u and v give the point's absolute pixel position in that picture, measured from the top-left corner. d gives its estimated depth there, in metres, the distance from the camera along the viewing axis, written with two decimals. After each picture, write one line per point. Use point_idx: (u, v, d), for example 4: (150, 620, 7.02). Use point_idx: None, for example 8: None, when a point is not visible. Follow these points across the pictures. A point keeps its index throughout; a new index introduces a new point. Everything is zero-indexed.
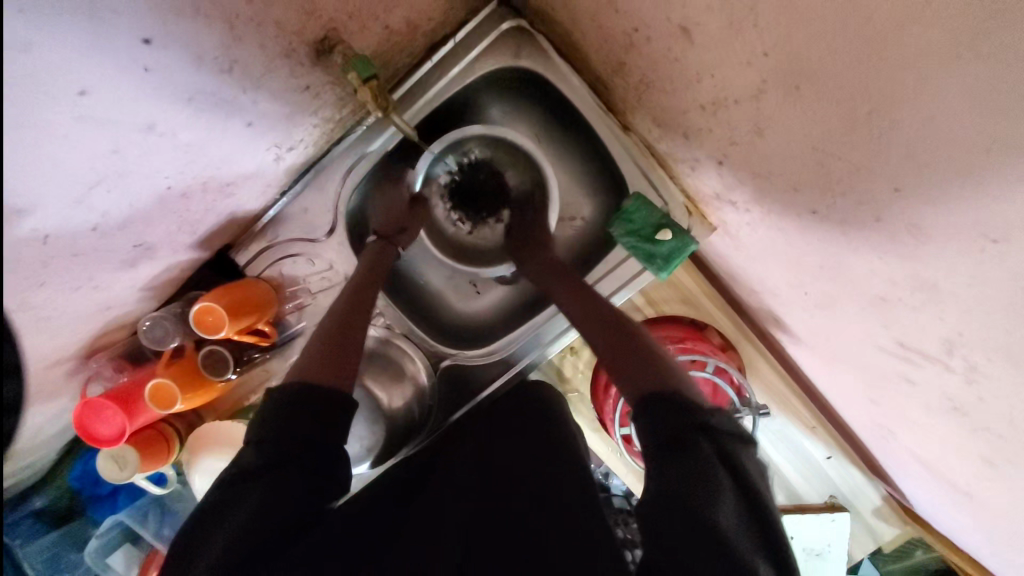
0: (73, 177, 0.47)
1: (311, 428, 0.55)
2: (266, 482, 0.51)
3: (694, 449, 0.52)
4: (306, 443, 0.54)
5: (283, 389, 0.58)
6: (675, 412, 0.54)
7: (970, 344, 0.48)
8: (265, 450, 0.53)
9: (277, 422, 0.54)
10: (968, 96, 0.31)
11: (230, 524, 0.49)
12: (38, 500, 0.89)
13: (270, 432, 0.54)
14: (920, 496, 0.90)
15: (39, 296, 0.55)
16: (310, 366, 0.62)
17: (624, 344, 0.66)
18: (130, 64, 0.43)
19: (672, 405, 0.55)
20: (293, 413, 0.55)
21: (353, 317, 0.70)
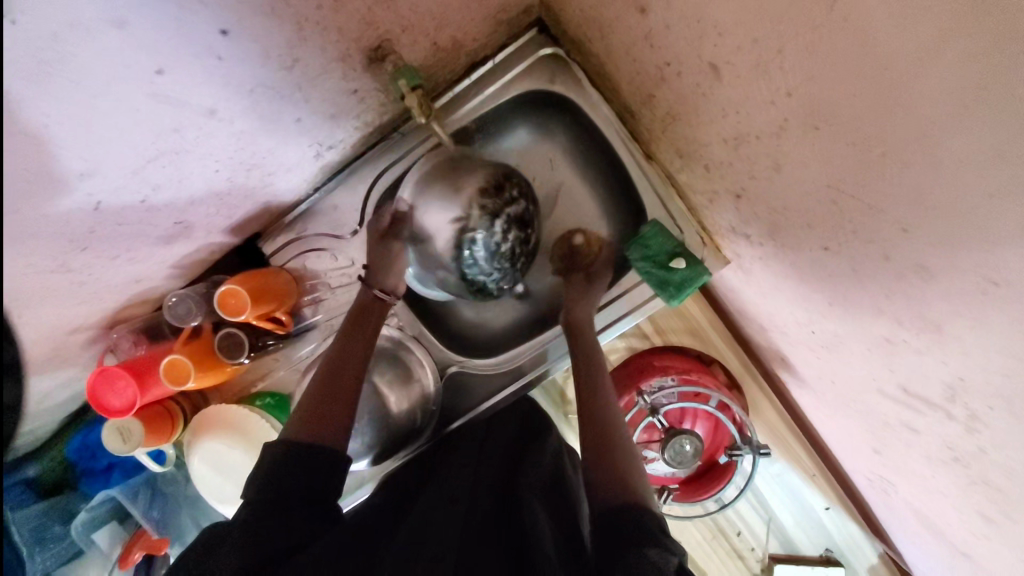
0: (134, 148, 0.51)
1: (327, 479, 0.62)
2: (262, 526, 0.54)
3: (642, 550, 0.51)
4: (314, 489, 0.60)
5: (291, 443, 0.62)
6: (632, 519, 0.55)
7: (972, 390, 0.49)
8: (265, 503, 0.57)
9: (287, 474, 0.59)
10: (974, 140, 0.34)
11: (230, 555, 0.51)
12: (31, 469, 0.86)
13: (288, 474, 0.60)
14: (919, 556, 0.88)
15: (81, 260, 0.58)
16: (301, 424, 0.66)
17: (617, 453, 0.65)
18: (205, 51, 0.48)
19: (634, 516, 0.56)
20: (308, 460, 0.61)
21: (345, 362, 0.73)
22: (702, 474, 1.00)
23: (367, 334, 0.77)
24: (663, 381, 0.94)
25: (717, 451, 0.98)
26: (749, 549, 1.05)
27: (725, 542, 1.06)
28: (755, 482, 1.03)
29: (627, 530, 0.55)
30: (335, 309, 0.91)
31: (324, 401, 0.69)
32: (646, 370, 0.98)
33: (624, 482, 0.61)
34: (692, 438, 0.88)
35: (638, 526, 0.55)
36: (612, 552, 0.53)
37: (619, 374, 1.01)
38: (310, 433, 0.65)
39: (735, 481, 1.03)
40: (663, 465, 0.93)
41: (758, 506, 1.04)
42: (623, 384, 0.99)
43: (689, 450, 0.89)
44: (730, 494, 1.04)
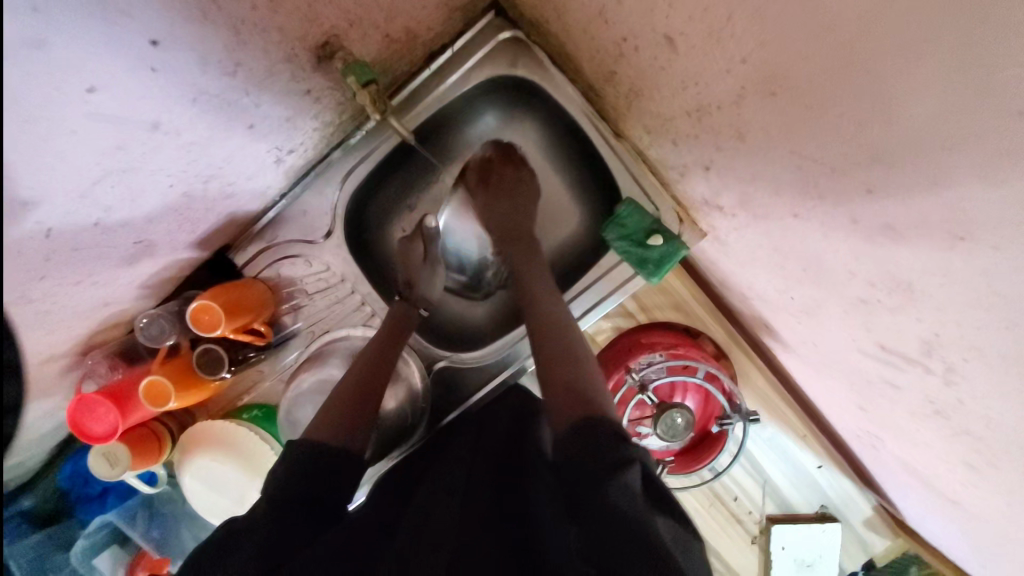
0: (78, 170, 0.49)
1: (323, 476, 0.58)
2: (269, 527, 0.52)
3: (611, 474, 0.50)
4: (312, 489, 0.56)
5: (299, 440, 0.61)
6: (594, 440, 0.53)
7: (946, 345, 0.49)
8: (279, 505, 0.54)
9: (294, 472, 0.57)
10: (928, 100, 0.33)
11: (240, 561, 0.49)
12: (26, 499, 0.85)
13: (283, 483, 0.56)
14: (910, 505, 0.90)
15: (38, 290, 0.56)
16: (326, 423, 0.65)
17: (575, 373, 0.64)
18: (137, 64, 0.45)
19: (592, 435, 0.54)
20: (301, 465, 0.57)
21: (375, 373, 0.74)
22: (697, 443, 1.01)
23: (397, 347, 0.79)
24: (651, 358, 0.94)
25: (709, 421, 0.99)
26: (747, 513, 1.07)
27: (723, 508, 1.08)
28: (748, 447, 1.05)
29: (593, 450, 0.53)
30: (315, 315, 0.90)
31: (353, 402, 0.69)
32: (633, 348, 0.97)
33: (584, 401, 0.59)
34: (682, 410, 0.89)
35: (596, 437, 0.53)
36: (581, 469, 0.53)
37: (607, 355, 1.01)
38: (339, 435, 0.64)
39: (729, 448, 1.04)
40: (657, 439, 0.93)
41: (753, 471, 1.06)
42: (612, 364, 0.99)
43: (680, 422, 0.89)
44: (724, 462, 1.06)
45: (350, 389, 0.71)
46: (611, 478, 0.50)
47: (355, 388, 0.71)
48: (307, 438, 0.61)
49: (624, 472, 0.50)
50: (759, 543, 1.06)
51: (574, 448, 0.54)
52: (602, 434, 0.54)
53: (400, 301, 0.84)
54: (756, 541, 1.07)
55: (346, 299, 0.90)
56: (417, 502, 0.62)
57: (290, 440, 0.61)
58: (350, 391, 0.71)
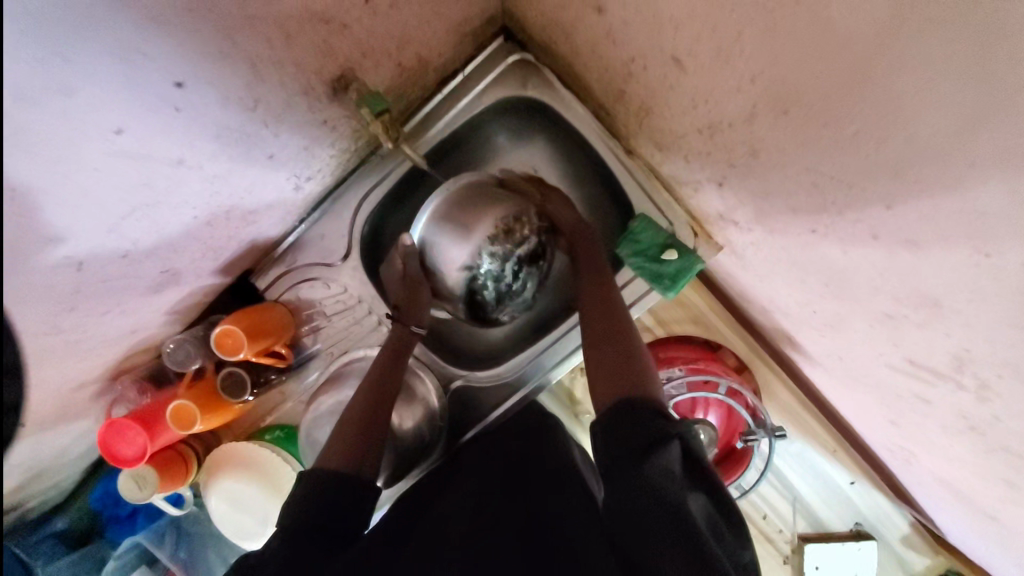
0: (107, 207, 0.51)
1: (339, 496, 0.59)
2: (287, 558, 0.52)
3: (647, 458, 0.50)
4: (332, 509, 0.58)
5: (312, 471, 0.61)
6: (634, 423, 0.53)
7: (977, 360, 0.47)
8: (297, 532, 0.55)
9: (311, 498, 0.58)
10: (945, 118, 0.33)
11: None
12: (60, 520, 0.88)
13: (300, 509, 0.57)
14: (950, 522, 0.85)
15: (70, 320, 0.58)
16: (340, 447, 0.65)
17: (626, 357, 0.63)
18: (161, 103, 0.48)
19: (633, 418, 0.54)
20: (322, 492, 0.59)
21: (383, 385, 0.75)
22: (720, 461, 0.97)
23: (400, 364, 0.78)
24: (670, 373, 0.93)
25: (732, 437, 0.97)
26: (778, 532, 1.03)
27: (752, 526, 1.04)
28: (774, 463, 1.01)
29: (630, 437, 0.53)
30: (334, 336, 0.92)
31: (363, 427, 0.69)
32: (652, 363, 0.96)
33: (623, 382, 0.60)
34: (705, 426, 0.87)
35: (637, 426, 0.53)
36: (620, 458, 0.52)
37: None
38: (351, 463, 0.64)
39: (755, 465, 1.01)
40: None
41: (781, 488, 1.02)
42: None
43: (703, 439, 0.87)
44: (752, 480, 1.03)
45: (360, 413, 0.70)
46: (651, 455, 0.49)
47: (363, 412, 0.71)
48: (323, 466, 0.62)
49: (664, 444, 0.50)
50: (792, 562, 1.02)
51: (615, 442, 0.53)
52: (638, 417, 0.53)
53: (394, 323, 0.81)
54: (788, 561, 1.03)
55: (365, 319, 0.91)
56: (440, 517, 0.63)
57: (303, 470, 0.61)
58: (359, 415, 0.70)
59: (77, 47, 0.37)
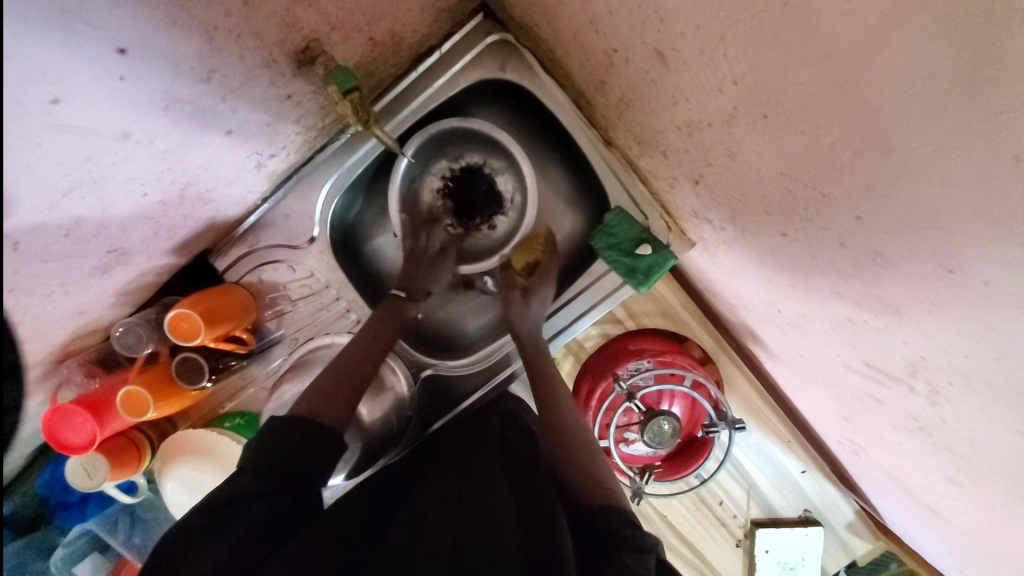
0: (45, 183, 0.46)
1: (310, 459, 0.60)
2: (261, 507, 0.54)
3: (626, 545, 0.51)
4: (300, 467, 0.59)
5: (290, 415, 0.62)
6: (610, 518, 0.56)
7: (932, 367, 0.49)
8: (270, 475, 0.56)
9: (285, 444, 0.59)
10: (922, 131, 0.33)
11: (231, 533, 0.51)
12: (4, 506, 0.81)
13: (276, 456, 0.58)
14: (891, 509, 0.90)
15: (5, 302, 0.53)
16: (316, 402, 0.66)
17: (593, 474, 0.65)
18: (105, 73, 0.43)
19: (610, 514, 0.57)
20: (296, 445, 0.59)
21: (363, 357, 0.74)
22: (683, 451, 1.00)
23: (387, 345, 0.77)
24: (638, 364, 0.93)
25: (695, 427, 0.99)
26: (732, 517, 1.07)
27: (709, 513, 1.08)
28: (733, 453, 1.05)
29: (606, 535, 0.54)
30: (299, 321, 0.88)
31: (340, 389, 0.69)
32: (621, 355, 0.97)
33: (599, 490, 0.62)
34: (669, 417, 0.89)
35: (614, 527, 0.55)
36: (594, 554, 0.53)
37: (594, 362, 1.01)
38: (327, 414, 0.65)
39: (714, 454, 1.05)
40: (643, 445, 0.93)
41: (738, 476, 1.06)
42: (600, 371, 0.98)
43: (667, 429, 0.89)
44: (711, 468, 1.06)
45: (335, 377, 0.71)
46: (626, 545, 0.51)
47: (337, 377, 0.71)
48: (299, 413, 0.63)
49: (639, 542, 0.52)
50: (744, 545, 1.07)
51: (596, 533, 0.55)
52: (621, 522, 0.55)
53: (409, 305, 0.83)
54: (740, 545, 1.07)
55: (332, 305, 0.88)
56: (411, 518, 0.61)
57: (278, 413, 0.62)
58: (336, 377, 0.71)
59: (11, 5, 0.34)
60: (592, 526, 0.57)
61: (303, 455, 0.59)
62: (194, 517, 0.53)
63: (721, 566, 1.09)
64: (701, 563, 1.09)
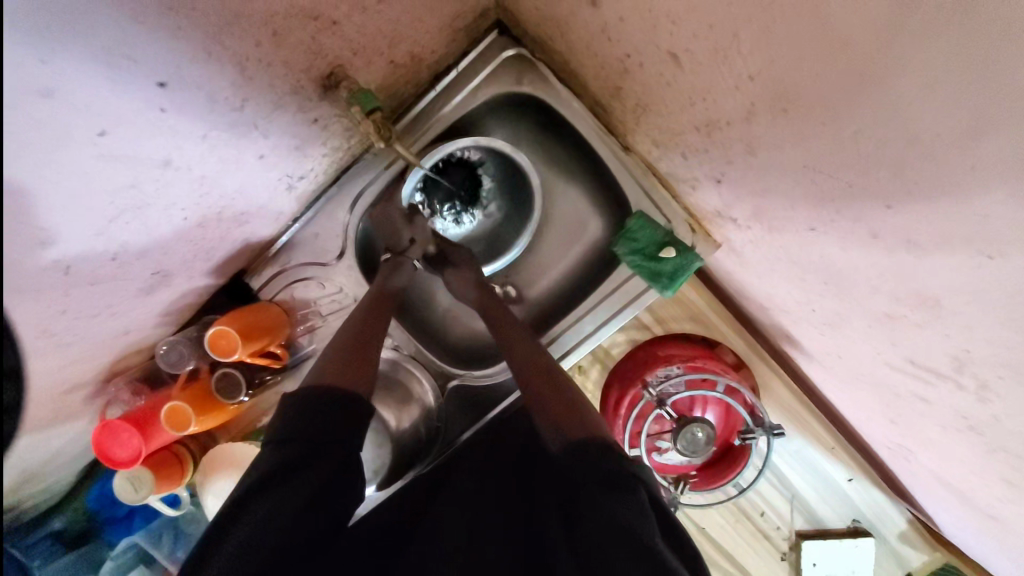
0: (94, 211, 0.49)
1: (327, 428, 0.56)
2: (277, 492, 0.51)
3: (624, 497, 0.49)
4: (317, 437, 0.55)
5: (301, 390, 0.59)
6: (595, 459, 0.52)
7: (979, 362, 0.46)
8: (284, 451, 0.53)
9: (299, 417, 0.56)
10: (947, 117, 0.32)
11: (241, 530, 0.49)
12: (57, 521, 0.85)
13: (290, 430, 0.55)
14: (949, 520, 0.84)
15: (60, 325, 0.57)
16: (326, 371, 0.63)
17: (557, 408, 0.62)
18: (146, 105, 0.47)
19: (595, 451, 0.53)
20: (308, 415, 0.56)
21: (371, 323, 0.73)
22: (718, 458, 0.97)
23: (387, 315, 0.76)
24: (668, 370, 0.92)
25: (731, 435, 0.96)
26: (775, 529, 1.03)
27: (749, 524, 1.04)
28: (773, 461, 1.01)
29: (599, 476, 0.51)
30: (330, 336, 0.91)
31: (356, 353, 0.68)
32: (650, 361, 0.95)
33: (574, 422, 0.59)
34: (702, 424, 0.85)
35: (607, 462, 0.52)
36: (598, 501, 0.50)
37: (622, 368, 1.00)
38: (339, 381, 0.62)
39: (753, 462, 1.01)
40: (677, 454, 0.90)
41: (780, 485, 1.02)
42: (629, 378, 0.97)
43: (701, 437, 0.86)
44: (750, 477, 1.02)
45: (345, 346, 0.68)
46: (618, 495, 0.49)
47: (352, 346, 0.69)
48: (307, 386, 0.60)
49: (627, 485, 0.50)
50: (790, 558, 1.02)
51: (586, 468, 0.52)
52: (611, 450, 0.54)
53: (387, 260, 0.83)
54: (785, 558, 1.03)
55: None
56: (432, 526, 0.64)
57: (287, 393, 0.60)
58: (345, 348, 0.68)
59: (65, 46, 0.37)
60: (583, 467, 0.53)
61: (314, 432, 0.55)
62: (214, 521, 0.50)
63: None
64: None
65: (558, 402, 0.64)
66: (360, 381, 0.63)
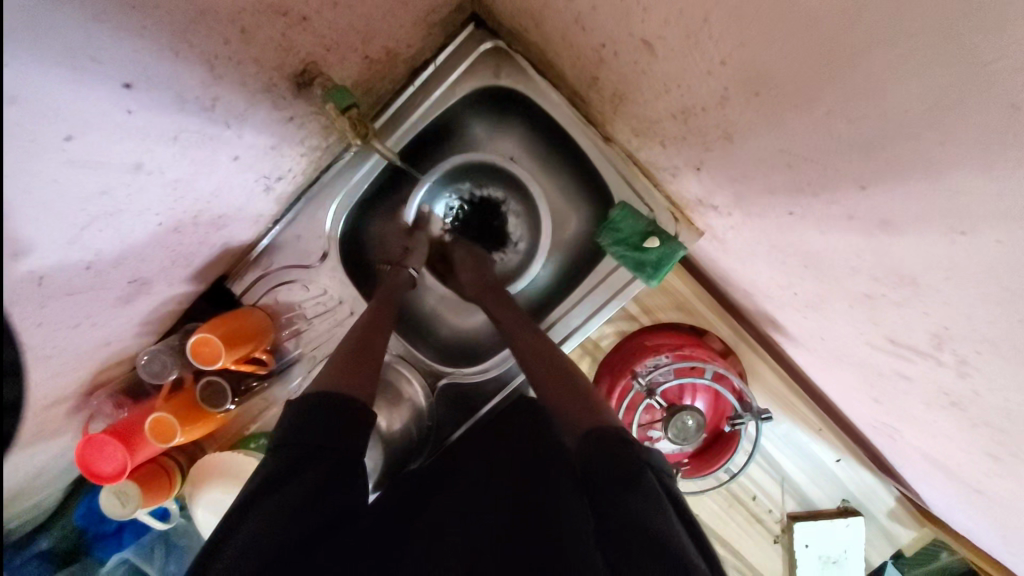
0: (66, 219, 0.48)
1: (331, 428, 0.55)
2: (281, 491, 0.50)
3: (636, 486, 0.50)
4: (322, 438, 0.54)
5: (306, 393, 0.58)
6: (614, 449, 0.53)
7: (957, 337, 0.47)
8: (290, 452, 0.52)
9: (301, 419, 0.55)
10: (915, 92, 0.32)
11: (245, 529, 0.47)
12: (44, 540, 0.82)
13: (292, 432, 0.54)
14: (933, 494, 0.86)
15: (35, 337, 0.55)
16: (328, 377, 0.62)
17: (572, 398, 0.63)
18: (113, 107, 0.45)
19: (612, 442, 0.54)
20: (312, 416, 0.55)
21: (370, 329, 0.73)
22: (709, 445, 0.98)
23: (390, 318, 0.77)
24: (657, 361, 0.92)
25: (721, 421, 0.97)
26: (767, 512, 1.04)
27: (742, 508, 1.05)
28: (763, 445, 1.02)
29: (614, 465, 0.52)
30: (316, 339, 0.90)
31: (359, 356, 0.68)
32: (639, 352, 0.96)
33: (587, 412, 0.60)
34: (692, 412, 0.86)
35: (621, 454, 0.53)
36: (608, 489, 0.51)
37: (611, 359, 1.00)
38: (340, 384, 0.61)
39: (743, 448, 1.03)
40: (669, 443, 0.91)
41: (770, 469, 1.03)
42: (618, 369, 0.97)
43: (691, 425, 0.87)
44: (741, 462, 1.04)
45: (348, 352, 0.68)
46: (633, 487, 0.50)
47: (355, 351, 0.68)
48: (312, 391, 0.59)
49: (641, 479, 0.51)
50: (783, 541, 1.04)
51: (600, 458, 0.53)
52: (620, 439, 0.55)
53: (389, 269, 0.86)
54: (778, 541, 1.04)
55: (346, 321, 0.89)
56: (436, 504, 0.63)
57: (290, 399, 0.58)
58: (347, 354, 0.67)
59: (28, 49, 0.36)
60: (600, 455, 0.53)
61: (318, 432, 0.54)
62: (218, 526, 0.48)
63: (758, 563, 1.06)
64: (739, 562, 1.06)
65: (569, 393, 0.65)
66: (363, 388, 0.62)
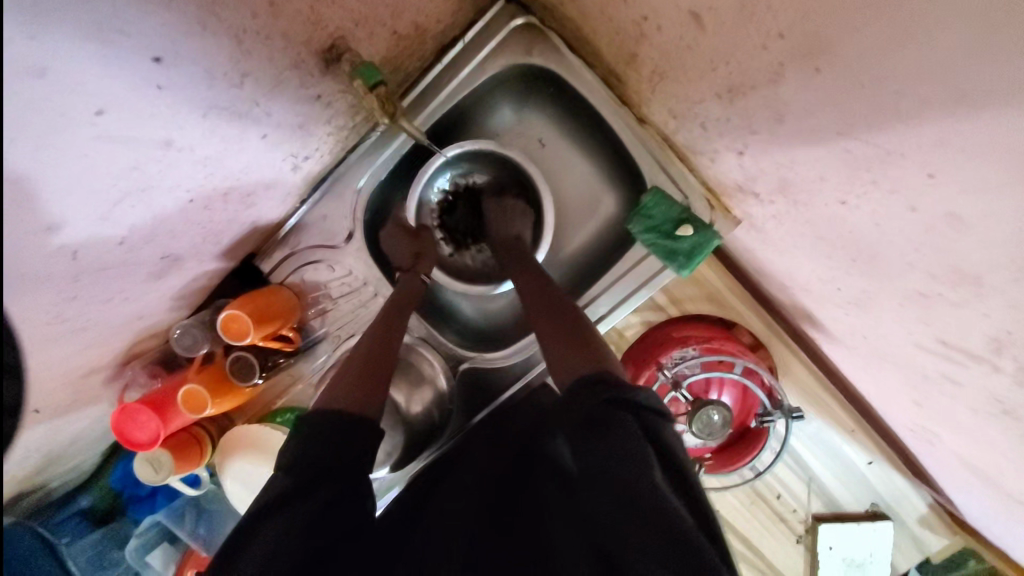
0: (98, 195, 0.49)
1: (345, 443, 0.55)
2: (297, 502, 0.50)
3: (619, 432, 0.50)
4: (336, 453, 0.54)
5: (314, 412, 0.58)
6: (597, 399, 0.53)
7: (1020, 343, 0.43)
8: (306, 466, 0.52)
9: (315, 434, 0.55)
10: (1001, 69, 0.29)
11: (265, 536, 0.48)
12: (84, 499, 0.88)
13: (308, 446, 0.54)
14: (973, 504, 0.82)
15: (71, 310, 0.56)
16: (339, 391, 0.62)
17: (573, 347, 0.63)
18: (142, 82, 0.45)
19: (596, 390, 0.54)
20: (326, 431, 0.56)
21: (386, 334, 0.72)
22: (733, 441, 0.95)
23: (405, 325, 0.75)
24: (683, 352, 0.89)
25: (748, 417, 0.93)
26: (791, 512, 1.01)
27: (766, 506, 1.02)
28: (791, 443, 0.99)
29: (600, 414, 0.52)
30: (340, 319, 0.90)
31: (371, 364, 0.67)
32: (665, 342, 0.93)
33: (586, 360, 0.60)
34: (717, 406, 0.84)
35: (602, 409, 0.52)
36: (593, 440, 0.51)
37: (637, 349, 0.97)
38: (352, 404, 0.60)
39: (770, 446, 0.99)
40: (692, 437, 0.89)
41: (797, 468, 1.00)
42: (643, 359, 0.94)
43: (717, 420, 0.85)
44: (767, 460, 1.00)
45: (361, 359, 0.68)
46: (614, 432, 0.50)
47: (366, 359, 0.68)
48: (322, 407, 0.59)
49: (629, 433, 0.50)
50: (805, 542, 1.01)
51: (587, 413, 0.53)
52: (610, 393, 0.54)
53: (402, 276, 0.80)
54: (801, 542, 1.01)
55: (370, 302, 0.90)
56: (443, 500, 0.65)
57: (302, 415, 0.59)
58: (360, 360, 0.67)
59: (54, 20, 0.35)
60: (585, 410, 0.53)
61: (331, 445, 0.54)
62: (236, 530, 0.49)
63: (779, 563, 1.03)
64: (759, 561, 1.04)
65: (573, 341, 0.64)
66: (374, 401, 0.63)
